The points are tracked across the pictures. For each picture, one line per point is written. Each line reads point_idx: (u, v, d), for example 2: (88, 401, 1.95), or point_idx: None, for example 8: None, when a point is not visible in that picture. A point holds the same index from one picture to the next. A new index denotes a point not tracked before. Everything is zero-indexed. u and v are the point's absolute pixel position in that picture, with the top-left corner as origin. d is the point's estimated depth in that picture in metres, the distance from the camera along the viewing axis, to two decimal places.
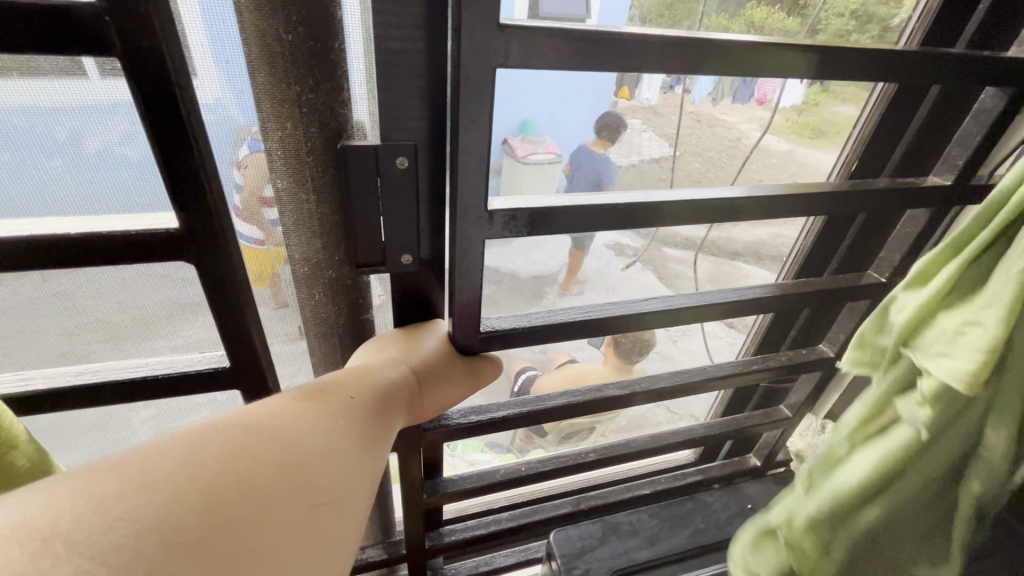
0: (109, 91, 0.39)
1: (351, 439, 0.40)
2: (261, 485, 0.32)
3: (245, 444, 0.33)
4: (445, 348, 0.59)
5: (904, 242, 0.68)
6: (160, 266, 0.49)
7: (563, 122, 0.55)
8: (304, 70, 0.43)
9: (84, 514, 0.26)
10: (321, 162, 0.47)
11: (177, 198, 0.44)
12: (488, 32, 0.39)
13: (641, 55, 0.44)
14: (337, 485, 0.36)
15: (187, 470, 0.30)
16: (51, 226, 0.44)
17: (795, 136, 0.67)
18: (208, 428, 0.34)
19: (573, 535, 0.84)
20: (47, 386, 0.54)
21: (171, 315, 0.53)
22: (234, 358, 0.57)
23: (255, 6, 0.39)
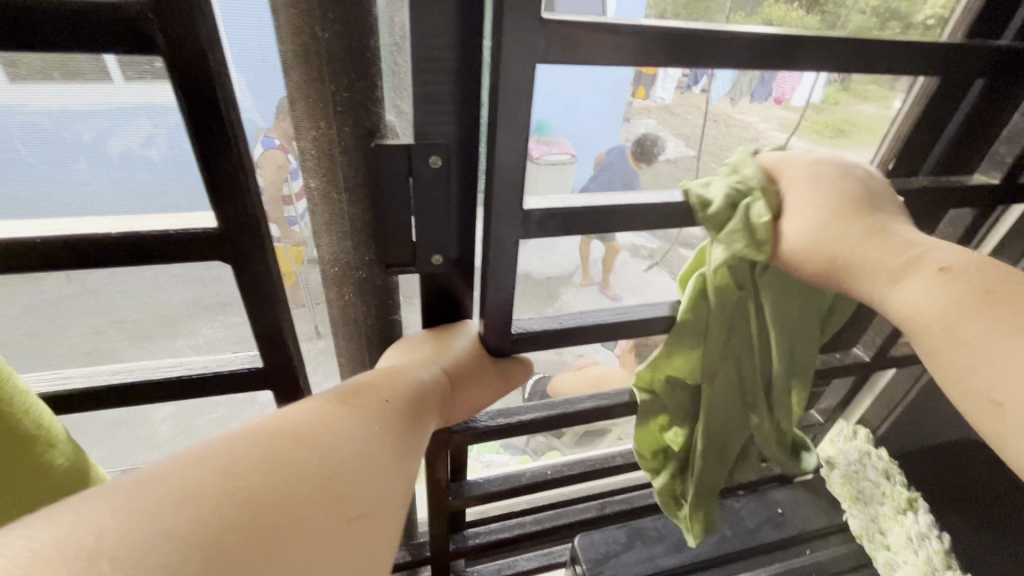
0: (132, 95, 0.40)
1: (384, 445, 0.39)
2: (299, 497, 0.31)
3: (283, 453, 0.33)
4: (475, 349, 0.58)
5: (946, 242, 0.71)
6: (181, 266, 0.50)
7: (578, 120, 0.51)
8: (339, 69, 0.42)
9: (126, 531, 0.26)
10: (355, 162, 0.47)
11: (215, 198, 0.44)
12: (529, 27, 0.38)
13: (684, 50, 0.43)
14: (372, 494, 0.35)
15: (228, 483, 0.30)
16: (93, 224, 0.44)
17: (815, 135, 0.61)
18: (249, 434, 0.34)
19: (597, 540, 0.83)
20: (86, 385, 0.53)
21: (191, 312, 0.54)
22: (265, 360, 0.57)
23: (292, 3, 0.39)
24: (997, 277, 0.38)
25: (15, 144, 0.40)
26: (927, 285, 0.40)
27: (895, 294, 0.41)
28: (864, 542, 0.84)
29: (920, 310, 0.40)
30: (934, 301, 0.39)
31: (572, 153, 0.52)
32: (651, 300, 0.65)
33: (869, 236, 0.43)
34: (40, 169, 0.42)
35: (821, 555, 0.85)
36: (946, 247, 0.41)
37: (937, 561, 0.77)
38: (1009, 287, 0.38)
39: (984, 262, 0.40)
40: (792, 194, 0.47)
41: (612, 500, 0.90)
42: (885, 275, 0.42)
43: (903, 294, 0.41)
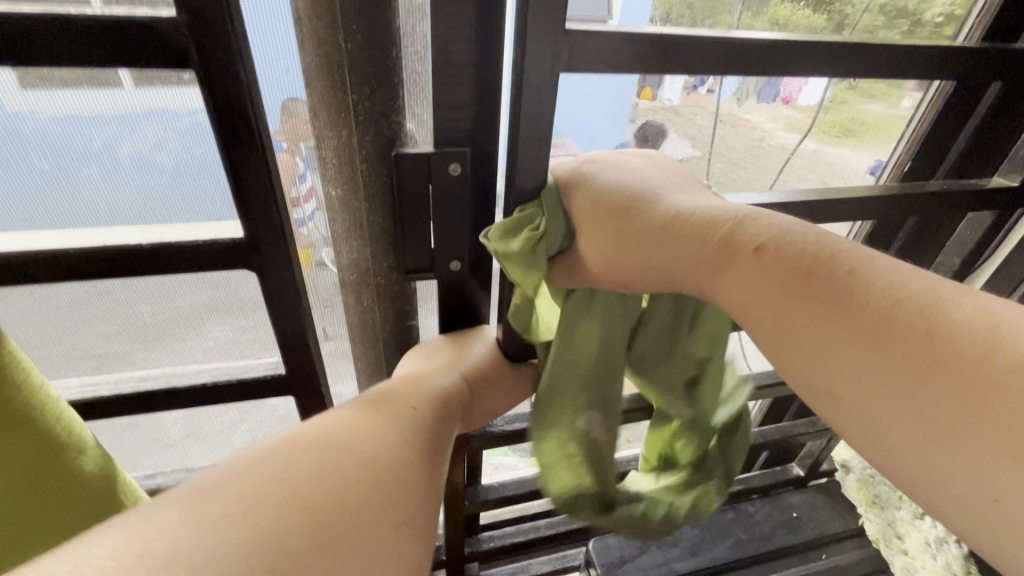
0: (144, 99, 0.40)
1: (417, 450, 0.40)
2: (351, 503, 0.32)
3: (324, 461, 0.33)
4: (492, 353, 0.58)
5: (964, 246, 0.70)
6: (197, 274, 0.49)
7: (586, 121, 0.52)
8: (361, 79, 0.43)
9: (198, 543, 0.26)
10: (375, 170, 0.48)
11: (242, 207, 0.45)
12: (548, 38, 0.39)
13: (696, 58, 0.43)
14: (413, 498, 0.36)
15: (277, 493, 0.30)
16: (122, 235, 0.45)
17: (824, 134, 0.62)
18: (288, 445, 0.34)
19: (613, 544, 0.83)
20: (113, 391, 0.55)
21: (200, 315, 0.53)
22: (285, 366, 0.57)
23: (315, 16, 0.40)
24: (816, 261, 0.37)
25: (28, 153, 0.40)
26: (742, 275, 0.39)
27: (727, 289, 0.40)
28: (882, 547, 0.83)
29: (743, 297, 0.39)
30: (755, 292, 0.39)
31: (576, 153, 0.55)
32: None
33: (669, 228, 0.43)
34: (67, 180, 0.42)
35: (837, 559, 0.85)
36: (763, 216, 0.40)
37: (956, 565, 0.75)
38: (820, 264, 0.36)
39: (798, 234, 0.39)
40: (582, 218, 0.47)
41: None
42: (705, 266, 0.42)
43: (727, 286, 0.40)
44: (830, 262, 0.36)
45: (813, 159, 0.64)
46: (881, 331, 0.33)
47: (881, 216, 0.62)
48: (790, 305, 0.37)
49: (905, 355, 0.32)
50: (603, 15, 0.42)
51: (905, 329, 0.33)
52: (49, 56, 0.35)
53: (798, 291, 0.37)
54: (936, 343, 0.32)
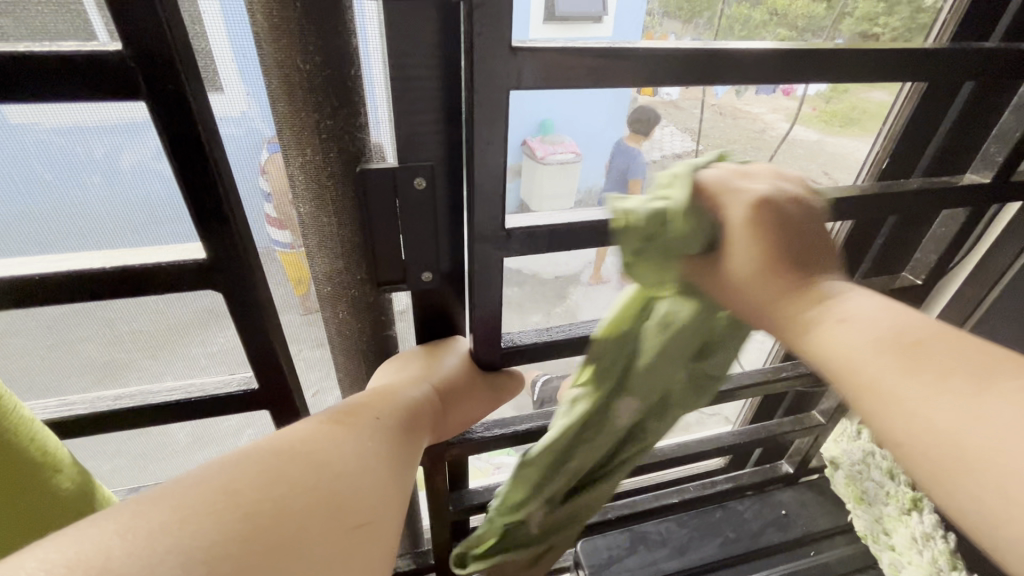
0: (133, 111, 0.40)
1: (379, 460, 0.40)
2: (302, 511, 0.32)
3: (279, 470, 0.34)
4: (466, 365, 0.58)
5: (940, 243, 0.70)
6: (190, 295, 0.51)
7: (583, 121, 0.53)
8: (322, 98, 0.44)
9: (136, 548, 0.27)
10: (341, 186, 0.48)
11: (203, 225, 0.46)
12: (500, 56, 0.39)
13: (655, 69, 0.44)
14: (370, 506, 0.36)
15: (225, 501, 0.31)
16: (90, 259, 0.46)
17: (823, 125, 0.63)
18: (246, 455, 0.35)
19: (601, 544, 0.84)
20: (89, 410, 0.56)
21: (197, 324, 0.54)
22: (261, 379, 0.58)
23: (273, 38, 0.40)
24: (909, 328, 0.36)
25: (31, 163, 0.41)
26: (832, 329, 0.38)
27: (810, 344, 0.39)
28: (870, 542, 0.84)
29: (828, 358, 0.38)
30: (843, 353, 0.37)
31: (576, 152, 0.55)
32: None
33: (799, 272, 0.40)
34: (30, 208, 0.43)
35: (825, 557, 0.85)
36: (855, 296, 0.39)
37: (942, 561, 0.75)
38: (910, 331, 0.36)
39: (897, 312, 0.37)
40: (732, 233, 0.41)
41: (615, 504, 0.91)
42: (791, 328, 0.40)
43: (813, 344, 0.38)
44: (917, 331, 0.36)
45: (815, 149, 0.67)
46: (955, 386, 0.33)
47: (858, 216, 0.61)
48: (868, 362, 0.36)
49: (970, 435, 0.32)
50: (597, 10, 0.44)
51: (977, 391, 0.33)
52: (7, 94, 0.37)
53: (882, 350, 0.36)
54: (988, 431, 0.31)
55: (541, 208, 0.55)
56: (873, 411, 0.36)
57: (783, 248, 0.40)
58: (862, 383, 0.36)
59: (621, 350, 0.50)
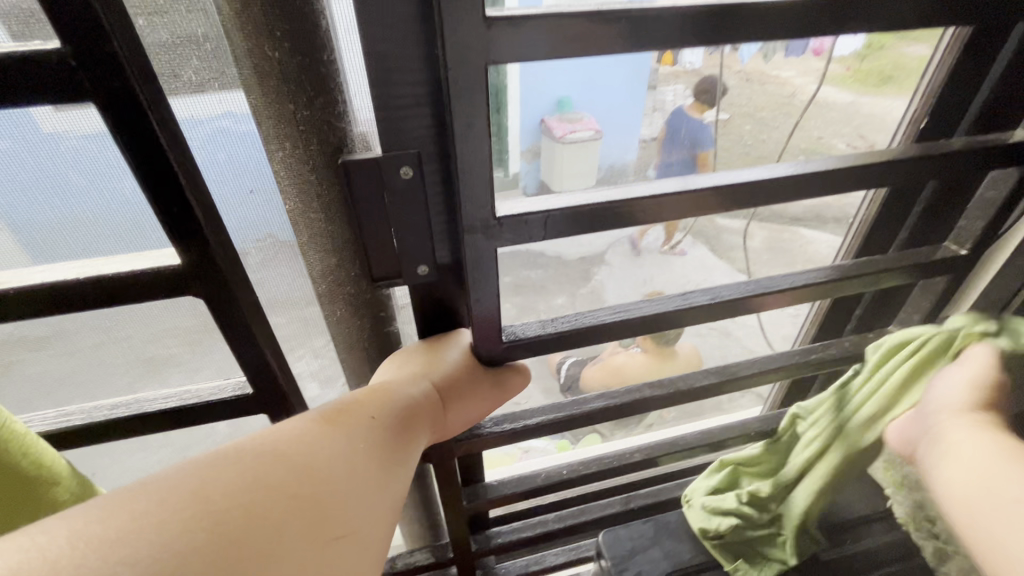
0: (88, 120, 0.38)
1: (369, 464, 0.38)
2: (279, 522, 0.30)
3: (260, 475, 0.32)
4: (469, 362, 0.55)
5: (988, 209, 0.62)
6: (172, 303, 0.50)
7: (603, 97, 0.54)
8: (296, 86, 0.41)
9: (89, 557, 0.25)
10: (326, 179, 0.46)
11: (172, 228, 0.44)
12: (474, 29, 0.36)
13: (659, 31, 0.39)
14: (355, 514, 0.35)
15: (197, 505, 0.29)
16: (63, 271, 0.45)
17: (858, 85, 0.62)
18: (228, 454, 0.33)
19: (623, 535, 0.82)
20: (86, 421, 0.56)
21: (188, 331, 0.53)
22: (256, 384, 0.57)
23: (240, 25, 0.38)
24: None
25: (33, 172, 0.40)
26: (981, 430, 0.48)
27: (935, 420, 0.53)
28: (912, 531, 0.78)
29: (938, 432, 0.51)
30: (948, 424, 0.51)
31: (596, 129, 0.55)
32: (656, 296, 0.59)
33: (991, 398, 0.51)
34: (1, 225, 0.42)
35: (859, 546, 0.81)
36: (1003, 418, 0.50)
37: None
38: None
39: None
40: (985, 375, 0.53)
41: (637, 494, 0.88)
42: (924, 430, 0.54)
43: (946, 424, 0.51)
44: None
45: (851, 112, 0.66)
46: None
47: (889, 183, 0.56)
48: (955, 436, 0.49)
49: None
50: None
51: None
52: None
53: (995, 438, 0.47)
54: None
55: (562, 187, 0.56)
56: (986, 484, 0.44)
57: (994, 391, 0.51)
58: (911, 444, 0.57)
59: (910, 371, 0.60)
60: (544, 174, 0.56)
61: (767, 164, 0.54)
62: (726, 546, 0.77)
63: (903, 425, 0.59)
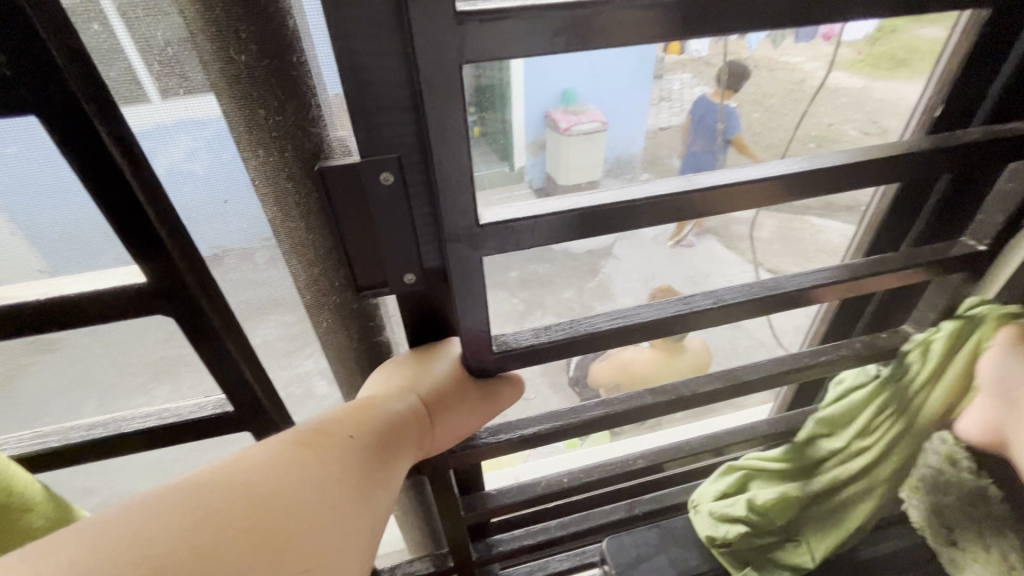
0: (35, 131, 0.36)
1: (343, 488, 0.36)
2: (235, 563, 0.29)
3: (218, 510, 0.30)
4: (459, 373, 0.53)
5: (1008, 201, 0.58)
6: (144, 320, 0.48)
7: (605, 89, 0.51)
8: (267, 91, 0.39)
9: None
10: (305, 187, 0.44)
11: (133, 243, 0.42)
12: (444, 26, 0.33)
13: (651, 24, 0.36)
14: (323, 545, 0.33)
15: (143, 545, 0.27)
16: (28, 291, 0.44)
17: (869, 70, 0.57)
18: (186, 484, 0.31)
19: (627, 542, 0.80)
20: (63, 443, 0.54)
21: (164, 349, 0.51)
22: (236, 401, 0.54)
23: (202, 27, 0.36)
24: None
25: None
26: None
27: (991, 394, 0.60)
28: (928, 536, 0.75)
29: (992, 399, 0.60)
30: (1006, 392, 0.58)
31: (601, 121, 0.52)
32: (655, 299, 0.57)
33: None
34: None
35: (873, 552, 0.78)
36: None
37: (1013, 558, 0.66)
38: None
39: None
40: None
41: (642, 499, 0.86)
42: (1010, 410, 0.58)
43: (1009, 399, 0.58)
44: None
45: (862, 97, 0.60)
46: None
47: (902, 178, 0.52)
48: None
49: None
50: None
51: None
52: None
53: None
54: None
55: (568, 180, 0.55)
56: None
57: None
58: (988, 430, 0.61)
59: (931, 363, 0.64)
60: (549, 166, 0.55)
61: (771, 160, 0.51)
62: (735, 555, 0.75)
63: (976, 415, 0.62)
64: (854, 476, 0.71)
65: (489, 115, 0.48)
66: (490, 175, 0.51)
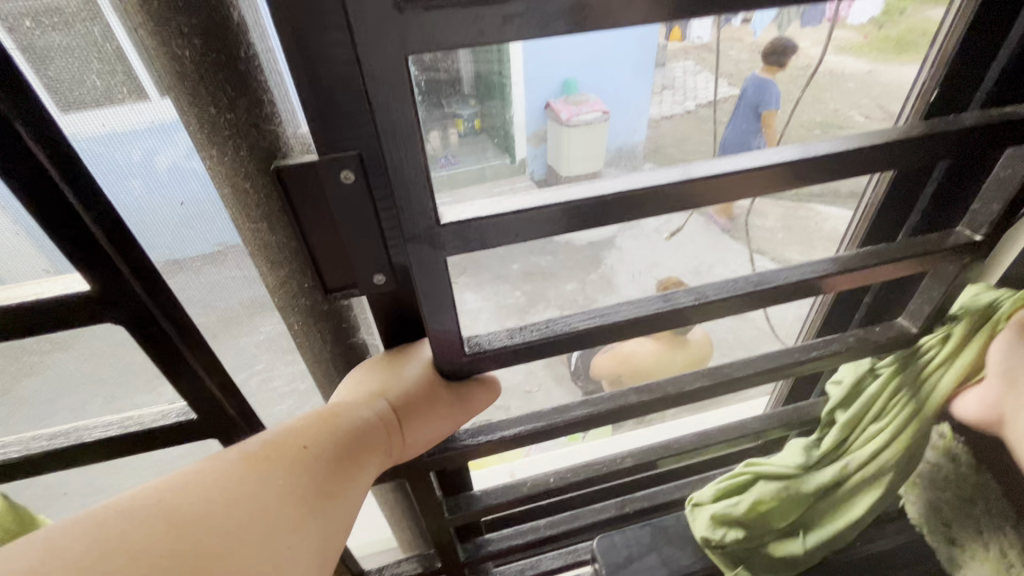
0: None
1: (288, 503, 0.35)
2: None
3: (148, 538, 0.29)
4: (431, 377, 0.51)
5: (1004, 190, 0.55)
6: (94, 328, 0.45)
7: (605, 78, 0.50)
8: (214, 88, 0.37)
9: None
10: (263, 187, 0.42)
11: (72, 252, 0.39)
12: (381, 15, 0.31)
13: (616, 11, 0.34)
14: (258, 565, 0.32)
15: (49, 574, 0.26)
16: None
17: (875, 53, 0.57)
18: (112, 505, 0.30)
19: (618, 542, 0.78)
20: (23, 454, 0.51)
21: (124, 358, 0.49)
22: (203, 410, 0.53)
23: (141, 20, 0.34)
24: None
25: None
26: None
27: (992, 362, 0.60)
28: (925, 531, 0.74)
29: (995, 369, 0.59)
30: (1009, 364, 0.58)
31: (603, 110, 0.53)
32: (637, 296, 0.55)
33: None
34: None
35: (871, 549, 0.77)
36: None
37: (1012, 556, 0.64)
38: None
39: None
40: None
41: (633, 497, 0.85)
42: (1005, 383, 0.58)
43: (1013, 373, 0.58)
44: None
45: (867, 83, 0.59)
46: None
47: (894, 166, 0.50)
48: None
49: None
50: None
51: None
52: None
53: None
54: None
55: (571, 171, 0.54)
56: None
57: None
58: (989, 409, 0.60)
59: (940, 345, 0.64)
60: (551, 158, 0.54)
61: (758, 150, 0.48)
62: (729, 554, 0.73)
63: (979, 393, 0.61)
64: (855, 468, 0.69)
65: (488, 107, 0.48)
66: (493, 167, 0.51)
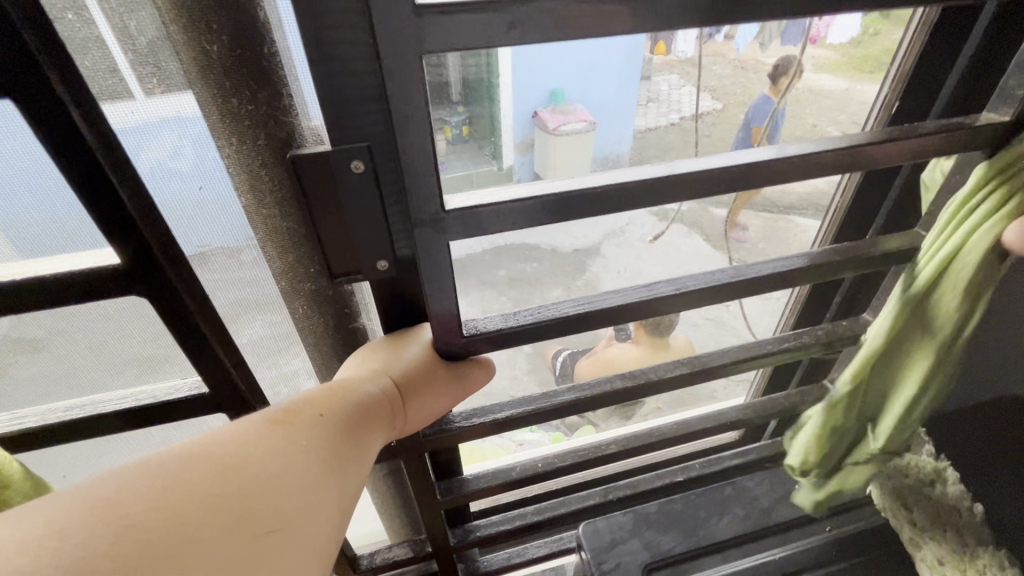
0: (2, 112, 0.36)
1: (312, 459, 0.38)
2: (211, 525, 0.30)
3: (194, 480, 0.31)
4: (429, 357, 0.54)
5: None
6: (116, 302, 0.48)
7: (594, 88, 0.55)
8: (238, 81, 0.40)
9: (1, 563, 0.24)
10: (277, 175, 0.45)
11: (107, 227, 0.42)
12: (400, 17, 0.35)
13: (610, 22, 0.38)
14: (293, 507, 0.35)
15: (112, 504, 0.28)
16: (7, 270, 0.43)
17: (852, 72, 0.62)
18: (149, 455, 0.32)
19: (602, 526, 0.76)
20: (40, 423, 0.54)
21: (141, 335, 0.51)
22: (212, 384, 0.55)
23: (177, 15, 0.37)
24: None
25: None
26: None
27: None
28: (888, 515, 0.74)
29: None
30: None
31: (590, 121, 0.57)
32: (621, 285, 0.59)
33: None
34: None
35: None
36: None
37: (968, 536, 0.67)
38: None
39: None
40: None
41: (616, 486, 0.87)
42: None
43: None
44: None
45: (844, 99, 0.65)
46: None
47: (859, 168, 0.55)
48: None
49: None
50: None
51: None
52: None
53: None
54: None
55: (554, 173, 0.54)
56: None
57: None
58: None
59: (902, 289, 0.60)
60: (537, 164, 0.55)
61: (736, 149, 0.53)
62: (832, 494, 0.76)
63: None
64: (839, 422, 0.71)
65: (477, 111, 0.51)
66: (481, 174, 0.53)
